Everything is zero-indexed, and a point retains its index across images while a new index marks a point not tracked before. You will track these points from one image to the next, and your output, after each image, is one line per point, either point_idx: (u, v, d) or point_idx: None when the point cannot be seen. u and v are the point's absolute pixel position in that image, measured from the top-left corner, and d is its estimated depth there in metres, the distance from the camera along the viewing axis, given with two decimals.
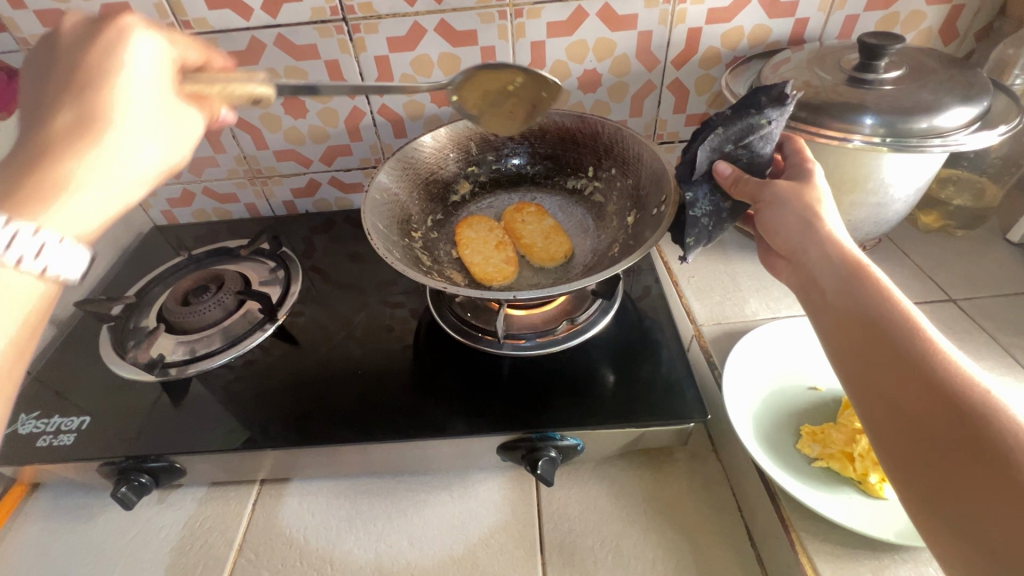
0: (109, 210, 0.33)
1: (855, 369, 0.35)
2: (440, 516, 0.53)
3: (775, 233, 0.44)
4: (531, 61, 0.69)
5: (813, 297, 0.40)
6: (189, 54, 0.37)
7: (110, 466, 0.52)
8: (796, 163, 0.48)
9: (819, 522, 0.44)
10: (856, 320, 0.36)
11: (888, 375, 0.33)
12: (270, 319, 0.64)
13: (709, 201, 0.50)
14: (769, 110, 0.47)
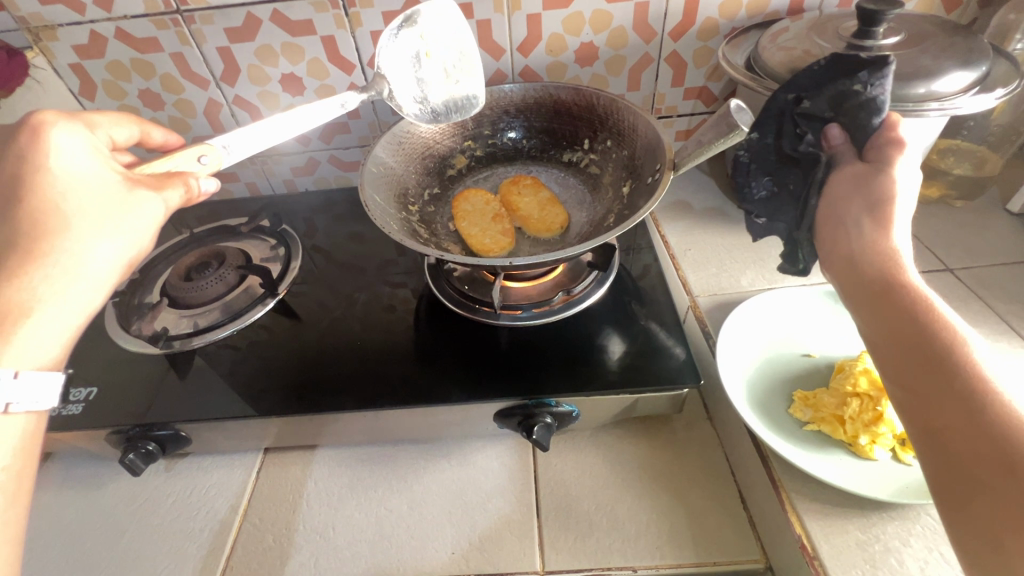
0: (77, 323, 0.35)
1: (900, 394, 0.32)
2: (439, 482, 0.55)
3: (829, 237, 0.42)
4: (528, 35, 0.68)
5: (855, 307, 0.37)
6: (116, 135, 0.45)
7: (119, 434, 0.54)
8: (883, 145, 0.43)
9: (810, 483, 0.45)
10: (903, 340, 0.33)
11: (933, 402, 0.30)
12: (270, 293, 0.65)
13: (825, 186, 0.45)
14: (863, 74, 0.44)
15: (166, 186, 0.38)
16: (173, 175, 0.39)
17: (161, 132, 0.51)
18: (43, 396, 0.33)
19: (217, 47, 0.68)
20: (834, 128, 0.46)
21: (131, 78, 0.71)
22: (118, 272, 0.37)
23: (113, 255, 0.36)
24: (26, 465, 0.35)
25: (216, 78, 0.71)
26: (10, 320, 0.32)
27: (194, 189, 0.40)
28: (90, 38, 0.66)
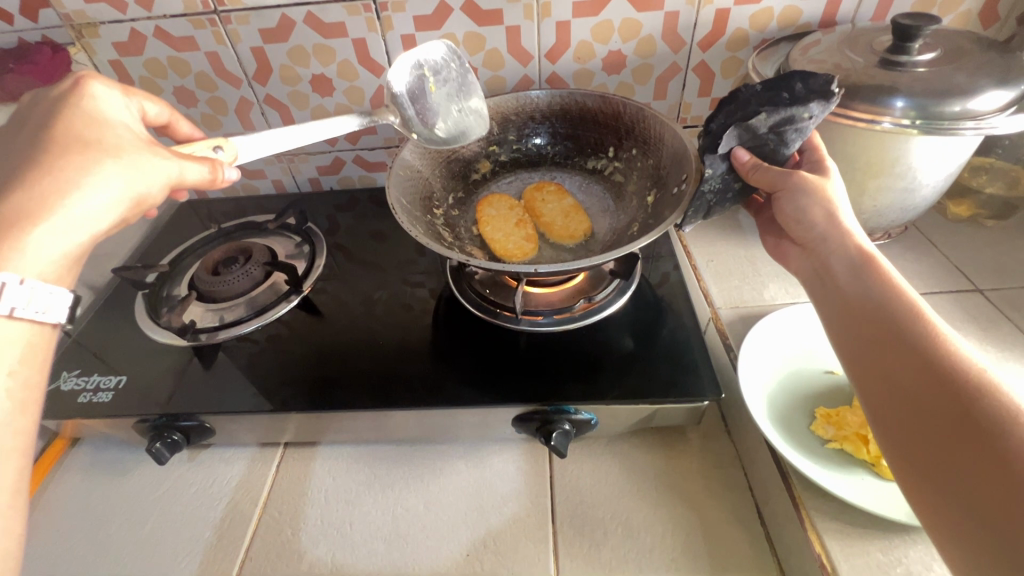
0: (81, 242, 0.36)
1: (859, 348, 0.38)
2: (455, 483, 0.55)
3: (794, 223, 0.46)
4: (556, 42, 0.69)
5: (825, 286, 0.43)
6: (149, 109, 0.48)
7: (145, 423, 0.55)
8: (813, 161, 0.49)
9: (830, 502, 0.44)
10: (864, 304, 0.39)
11: (891, 349, 0.36)
12: (295, 290, 0.67)
13: (720, 179, 0.50)
14: (813, 104, 0.46)
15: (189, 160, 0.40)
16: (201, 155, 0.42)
17: (189, 125, 0.54)
18: (53, 306, 0.35)
19: (251, 47, 0.70)
20: (744, 152, 0.49)
21: (167, 76, 0.73)
22: (124, 210, 0.37)
23: (122, 192, 0.37)
24: (30, 404, 0.35)
25: (249, 77, 0.73)
26: (22, 223, 0.33)
27: (218, 173, 0.41)
28: (130, 36, 0.68)
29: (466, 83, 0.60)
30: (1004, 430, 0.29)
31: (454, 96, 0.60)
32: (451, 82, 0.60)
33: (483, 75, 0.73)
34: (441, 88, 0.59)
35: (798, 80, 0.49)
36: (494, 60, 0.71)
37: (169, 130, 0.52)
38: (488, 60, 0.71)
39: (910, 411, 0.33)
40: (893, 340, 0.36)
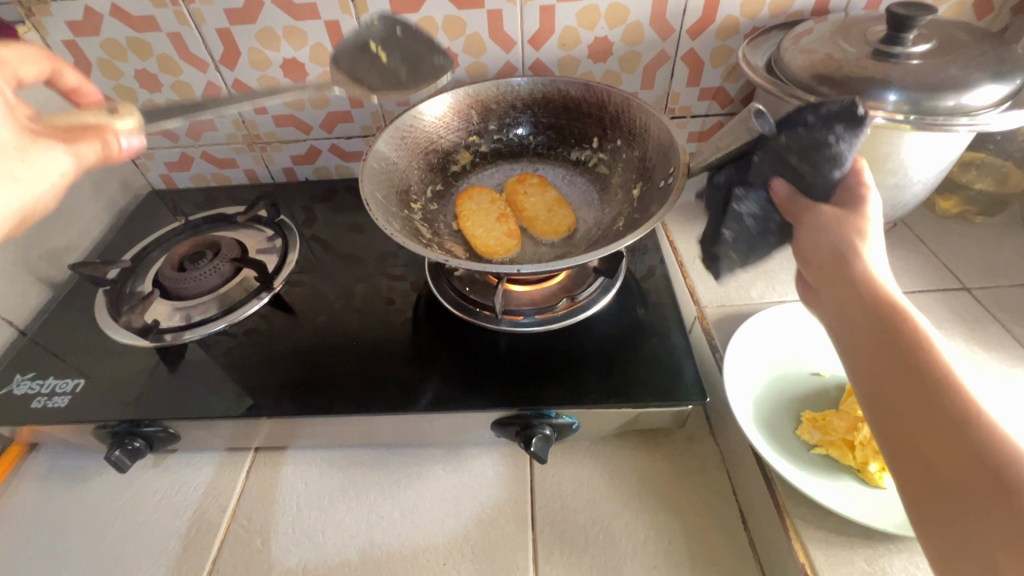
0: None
1: (888, 426, 0.31)
2: (433, 489, 0.53)
3: (809, 257, 0.39)
4: (540, 28, 0.66)
5: (843, 334, 0.35)
6: (26, 70, 0.44)
7: (105, 429, 0.52)
8: (850, 188, 0.40)
9: (814, 509, 0.44)
10: (891, 370, 0.31)
11: (935, 438, 0.28)
12: (266, 287, 0.64)
13: (757, 204, 0.44)
14: (841, 128, 0.39)
15: (82, 142, 0.37)
16: (95, 130, 0.38)
17: (76, 74, 0.50)
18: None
19: (216, 28, 0.65)
20: (780, 180, 0.42)
21: (127, 58, 0.68)
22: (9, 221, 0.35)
23: (24, 197, 0.35)
24: None
25: (215, 60, 0.69)
26: None
27: (113, 148, 0.39)
28: (84, 14, 0.64)
29: (417, 44, 0.58)
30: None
31: (406, 61, 0.58)
32: (402, 47, 0.58)
33: (464, 62, 0.69)
34: (392, 55, 0.57)
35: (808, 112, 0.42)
36: (475, 45, 0.68)
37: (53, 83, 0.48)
38: (469, 46, 0.68)
39: (964, 529, 0.26)
40: (933, 422, 0.29)
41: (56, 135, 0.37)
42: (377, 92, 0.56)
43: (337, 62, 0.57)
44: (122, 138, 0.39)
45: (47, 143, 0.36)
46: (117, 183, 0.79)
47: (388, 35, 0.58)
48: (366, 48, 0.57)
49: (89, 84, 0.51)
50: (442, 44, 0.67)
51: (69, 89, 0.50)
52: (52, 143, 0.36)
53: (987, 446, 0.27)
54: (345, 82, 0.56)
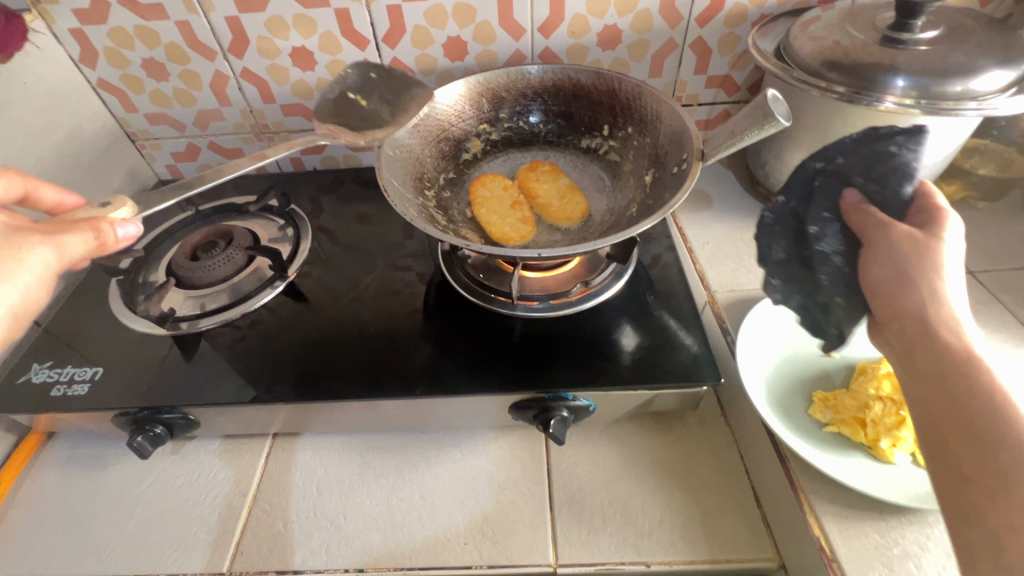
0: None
1: (935, 454, 0.33)
2: (451, 472, 0.54)
3: (875, 287, 0.42)
4: (550, 15, 0.66)
5: (905, 365, 0.37)
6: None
7: (126, 416, 0.53)
8: (925, 210, 0.44)
9: (827, 484, 0.45)
10: (946, 399, 0.33)
11: (982, 463, 0.30)
12: (280, 276, 0.64)
13: (835, 240, 0.48)
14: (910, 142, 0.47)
15: (69, 235, 0.36)
16: (87, 221, 0.38)
17: (56, 191, 0.47)
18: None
19: (225, 17, 0.65)
20: (851, 193, 0.48)
21: (135, 47, 0.68)
22: None
23: (17, 299, 0.34)
24: None
25: (223, 49, 0.69)
26: None
27: (106, 235, 0.38)
28: (92, 2, 0.63)
29: (395, 86, 0.59)
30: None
31: (385, 101, 0.59)
32: (379, 89, 0.59)
33: (473, 50, 0.69)
34: (372, 98, 0.59)
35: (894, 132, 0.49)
36: (485, 33, 0.68)
37: (30, 202, 0.45)
38: (478, 33, 0.68)
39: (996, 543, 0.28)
40: (980, 452, 0.31)
41: (42, 229, 0.36)
42: (366, 138, 0.56)
43: (324, 119, 0.58)
44: (117, 227, 0.39)
45: (33, 241, 0.35)
46: (124, 174, 0.79)
47: (363, 81, 0.60)
48: (346, 97, 0.59)
49: (73, 193, 0.50)
50: (452, 32, 0.67)
51: (53, 209, 0.48)
52: (38, 240, 0.35)
53: None
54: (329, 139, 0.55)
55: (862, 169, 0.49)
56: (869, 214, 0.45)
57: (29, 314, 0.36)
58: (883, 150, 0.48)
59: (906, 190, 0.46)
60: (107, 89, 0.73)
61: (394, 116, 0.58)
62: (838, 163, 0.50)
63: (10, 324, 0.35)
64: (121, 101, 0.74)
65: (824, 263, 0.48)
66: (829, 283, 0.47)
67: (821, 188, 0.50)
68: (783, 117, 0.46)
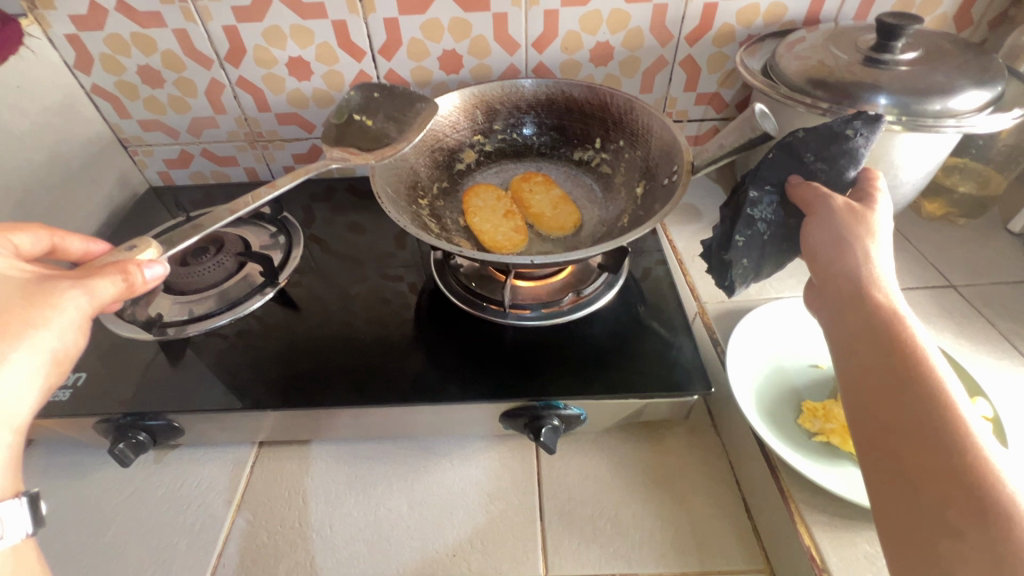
0: (10, 441, 0.33)
1: (863, 417, 0.34)
2: (439, 482, 0.53)
3: (814, 257, 0.41)
4: (544, 31, 0.67)
5: (840, 337, 0.38)
6: (20, 240, 0.41)
7: (107, 422, 0.51)
8: (863, 190, 0.44)
9: (818, 494, 0.45)
10: (881, 373, 0.34)
11: (910, 433, 0.31)
12: (270, 283, 0.64)
13: (771, 209, 0.48)
14: (861, 126, 0.45)
15: (97, 279, 0.36)
16: (113, 265, 0.38)
17: (80, 240, 0.46)
18: (10, 527, 0.32)
19: (223, 26, 0.66)
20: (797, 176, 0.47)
21: (131, 54, 0.68)
22: (47, 377, 0.35)
23: (55, 345, 0.34)
24: None
25: (220, 58, 0.69)
26: None
27: (133, 278, 0.38)
28: (89, 9, 0.64)
29: (399, 104, 0.62)
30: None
31: (391, 119, 0.61)
32: (384, 107, 0.62)
33: (468, 63, 0.71)
34: (377, 118, 0.62)
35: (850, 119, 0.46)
36: (479, 47, 0.69)
37: (57, 253, 0.44)
38: (474, 47, 0.69)
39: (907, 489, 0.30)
40: (902, 414, 0.32)
41: (73, 277, 0.36)
42: (376, 156, 0.56)
43: (334, 140, 0.60)
44: (143, 267, 0.39)
45: (64, 287, 0.35)
46: (115, 180, 0.78)
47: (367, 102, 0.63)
48: (351, 119, 0.62)
49: (94, 240, 0.49)
50: (447, 45, 0.69)
51: (80, 256, 0.47)
52: (68, 286, 0.35)
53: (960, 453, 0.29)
54: (338, 158, 0.56)
55: (814, 147, 0.46)
56: (811, 186, 0.44)
57: (72, 360, 0.36)
58: (838, 132, 0.46)
59: (850, 173, 0.46)
60: (100, 95, 0.73)
61: (401, 133, 0.60)
62: (796, 136, 0.47)
63: (54, 371, 0.35)
64: (115, 107, 0.74)
65: (749, 226, 0.48)
66: (744, 245, 0.48)
67: (769, 160, 0.48)
68: (771, 133, 0.48)
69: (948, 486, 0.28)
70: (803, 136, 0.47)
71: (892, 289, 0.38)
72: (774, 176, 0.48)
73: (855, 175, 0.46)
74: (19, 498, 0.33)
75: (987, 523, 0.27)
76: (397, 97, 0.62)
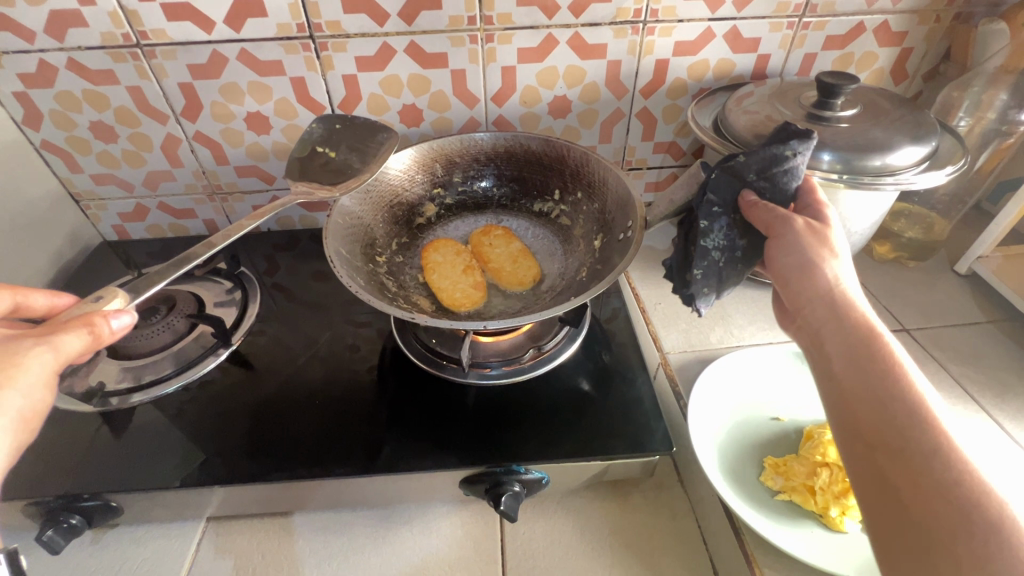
0: None
1: (861, 455, 0.34)
2: (398, 554, 0.51)
3: (784, 279, 0.41)
4: (502, 86, 0.69)
5: (822, 361, 0.38)
6: None
7: (38, 506, 0.48)
8: (810, 206, 0.45)
9: (780, 556, 0.45)
10: (866, 399, 0.35)
11: (903, 459, 0.32)
12: (223, 343, 0.61)
13: (723, 234, 0.48)
14: (795, 142, 0.45)
15: (63, 334, 0.35)
16: (80, 318, 0.36)
17: (46, 295, 0.44)
18: None
19: (179, 83, 0.65)
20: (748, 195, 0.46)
21: (83, 110, 0.67)
22: (17, 436, 0.33)
23: (23, 403, 0.33)
24: None
25: (176, 113, 0.68)
26: None
27: (101, 329, 0.36)
28: (39, 67, 0.62)
29: (360, 134, 0.62)
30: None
31: (353, 149, 0.61)
32: (346, 139, 0.62)
33: (428, 117, 0.71)
34: (339, 148, 0.61)
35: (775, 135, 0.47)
36: (439, 101, 0.70)
37: (21, 313, 0.43)
38: (433, 101, 0.70)
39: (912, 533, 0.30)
40: (900, 452, 0.32)
41: (37, 335, 0.35)
42: (340, 189, 0.57)
43: (299, 175, 0.59)
44: (110, 318, 0.37)
45: (28, 346, 0.34)
46: (64, 235, 0.76)
47: (329, 134, 0.62)
48: (315, 152, 0.61)
49: (66, 294, 0.47)
50: (407, 100, 0.69)
51: (47, 313, 0.45)
52: (32, 344, 0.34)
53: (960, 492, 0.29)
54: (301, 194, 0.56)
55: (755, 167, 0.46)
56: (766, 210, 0.44)
57: (42, 417, 0.34)
58: (777, 153, 0.45)
59: (792, 186, 0.46)
60: (50, 150, 0.71)
61: (363, 162, 0.60)
62: (737, 159, 0.47)
63: (22, 430, 0.33)
64: (66, 161, 0.72)
65: (703, 256, 0.48)
66: (703, 275, 0.48)
67: (714, 183, 0.47)
68: None
69: (944, 513, 0.29)
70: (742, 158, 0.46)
71: (863, 305, 0.38)
72: (720, 198, 0.47)
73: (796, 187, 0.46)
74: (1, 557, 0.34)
75: (985, 551, 0.28)
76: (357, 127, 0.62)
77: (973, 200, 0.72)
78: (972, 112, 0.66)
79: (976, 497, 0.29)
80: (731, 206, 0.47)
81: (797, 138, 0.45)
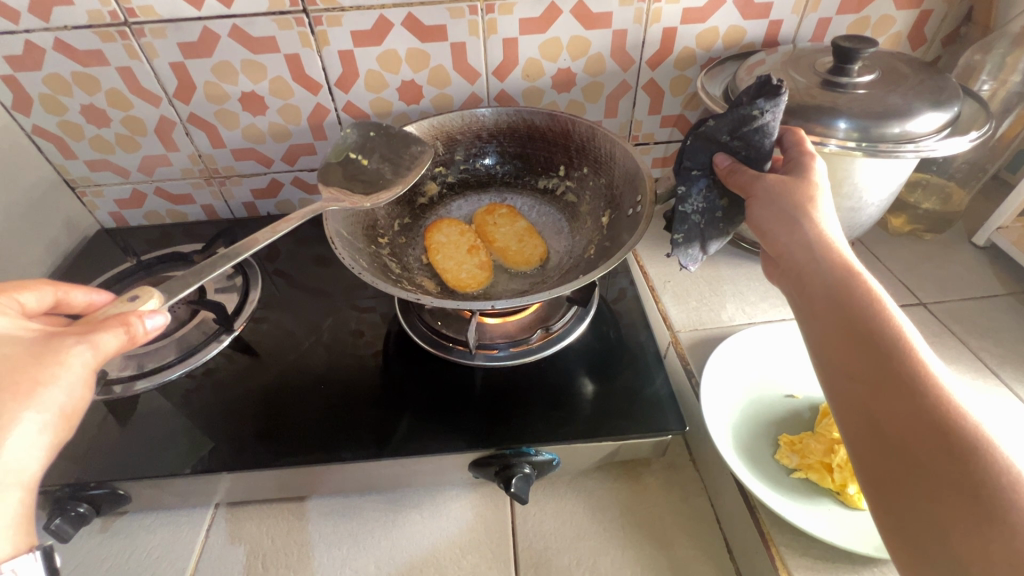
0: (21, 498, 0.31)
1: (847, 400, 0.33)
2: (409, 537, 0.51)
3: (766, 234, 0.41)
4: (503, 59, 0.66)
5: (803, 303, 0.38)
6: (25, 299, 0.39)
7: (46, 495, 0.48)
8: (795, 158, 0.45)
9: (799, 536, 0.44)
10: (848, 336, 0.34)
11: (883, 390, 0.31)
12: (225, 329, 0.60)
13: (702, 197, 0.49)
14: (761, 100, 0.44)
15: (100, 332, 0.34)
16: (116, 317, 0.35)
17: (84, 292, 0.43)
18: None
19: (170, 63, 0.63)
20: (721, 156, 0.47)
21: (73, 93, 0.65)
22: (55, 434, 0.33)
23: (62, 400, 0.32)
24: None
25: (169, 94, 0.66)
26: None
27: (136, 329, 0.35)
28: (25, 48, 0.60)
29: (395, 144, 0.59)
30: (1009, 509, 0.26)
31: (387, 159, 0.59)
32: (380, 148, 0.59)
33: (428, 93, 0.69)
34: (372, 157, 0.59)
35: (746, 92, 0.47)
36: (439, 76, 0.68)
37: (61, 308, 0.41)
38: (433, 77, 0.68)
39: (905, 476, 0.29)
40: (885, 392, 0.31)
41: (78, 331, 0.34)
42: (371, 199, 0.55)
43: (328, 180, 0.57)
44: (145, 318, 0.36)
45: (69, 343, 0.33)
46: (61, 223, 0.74)
47: (364, 141, 0.60)
48: (349, 158, 0.59)
49: (102, 291, 0.46)
50: (405, 76, 0.67)
51: (83, 310, 0.43)
52: (73, 341, 0.33)
53: (952, 429, 0.29)
54: (331, 200, 0.53)
55: (726, 128, 0.46)
56: (741, 172, 0.45)
57: (80, 414, 0.34)
58: (745, 113, 0.45)
59: (767, 144, 0.45)
60: (42, 136, 0.69)
61: (395, 175, 0.58)
62: (707, 125, 0.47)
63: (62, 427, 0.33)
64: (59, 148, 0.70)
65: (684, 221, 0.50)
66: (684, 238, 0.50)
67: (689, 149, 0.48)
68: None
69: (929, 442, 0.29)
70: (714, 120, 0.47)
71: (846, 250, 0.38)
72: (696, 163, 0.49)
73: (772, 145, 0.46)
74: (33, 552, 0.30)
75: (980, 486, 0.27)
76: (391, 137, 0.59)
77: (994, 170, 0.70)
78: (995, 75, 0.63)
79: (958, 421, 0.29)
80: (709, 168, 0.49)
81: (766, 95, 0.44)
